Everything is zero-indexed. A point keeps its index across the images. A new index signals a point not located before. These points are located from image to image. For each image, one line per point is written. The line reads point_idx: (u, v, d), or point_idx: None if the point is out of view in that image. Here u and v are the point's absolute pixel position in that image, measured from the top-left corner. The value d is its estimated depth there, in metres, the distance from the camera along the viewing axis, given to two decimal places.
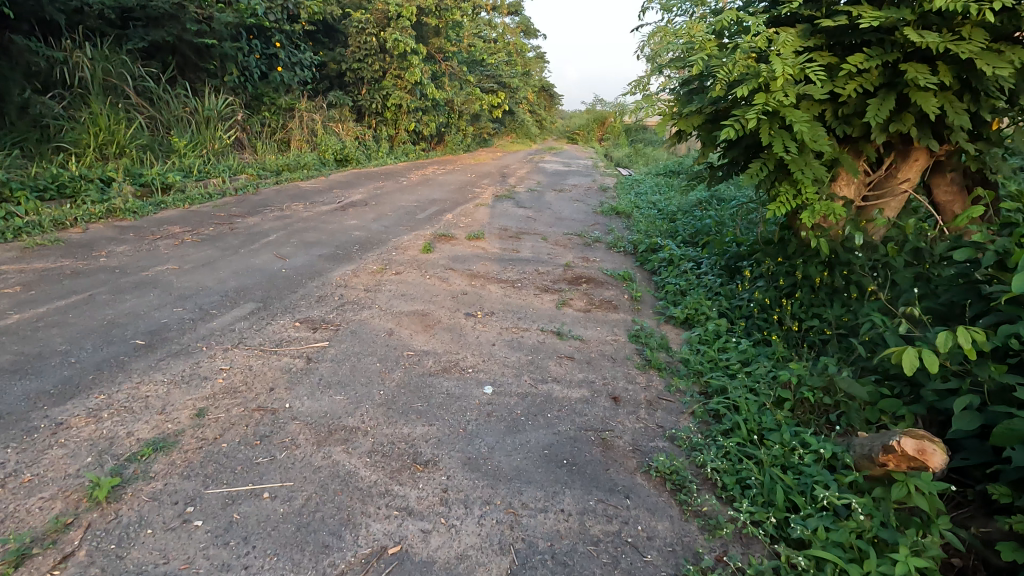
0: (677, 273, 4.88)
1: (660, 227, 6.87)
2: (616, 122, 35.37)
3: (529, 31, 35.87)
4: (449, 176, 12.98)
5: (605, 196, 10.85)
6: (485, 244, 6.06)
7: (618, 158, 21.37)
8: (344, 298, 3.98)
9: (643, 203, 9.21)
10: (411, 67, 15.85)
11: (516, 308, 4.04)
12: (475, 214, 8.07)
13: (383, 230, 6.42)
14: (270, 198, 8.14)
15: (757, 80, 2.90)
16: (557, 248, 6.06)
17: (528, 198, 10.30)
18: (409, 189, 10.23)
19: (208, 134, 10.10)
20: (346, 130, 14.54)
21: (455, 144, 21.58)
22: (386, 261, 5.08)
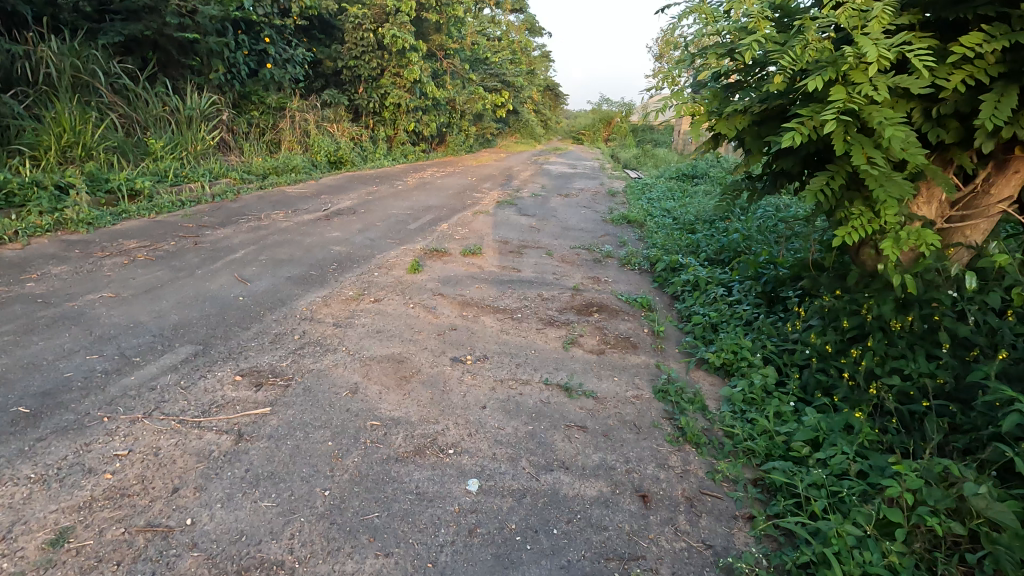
0: (704, 300, 4.17)
1: (679, 241, 6.16)
2: (622, 122, 34.61)
3: (534, 28, 35.13)
4: (448, 179, 12.30)
5: (614, 202, 10.15)
6: (482, 261, 5.36)
7: (626, 159, 20.64)
8: (306, 338, 3.29)
9: (657, 210, 8.48)
10: (410, 64, 15.16)
11: (515, 349, 3.33)
12: (473, 223, 7.37)
13: (367, 244, 5.72)
14: (250, 206, 7.47)
15: (833, 69, 2.18)
16: (563, 266, 5.35)
17: (532, 204, 9.60)
18: (404, 194, 9.54)
19: (189, 135, 9.44)
20: (341, 130, 13.88)
21: (456, 144, 20.92)
22: (365, 284, 4.38)
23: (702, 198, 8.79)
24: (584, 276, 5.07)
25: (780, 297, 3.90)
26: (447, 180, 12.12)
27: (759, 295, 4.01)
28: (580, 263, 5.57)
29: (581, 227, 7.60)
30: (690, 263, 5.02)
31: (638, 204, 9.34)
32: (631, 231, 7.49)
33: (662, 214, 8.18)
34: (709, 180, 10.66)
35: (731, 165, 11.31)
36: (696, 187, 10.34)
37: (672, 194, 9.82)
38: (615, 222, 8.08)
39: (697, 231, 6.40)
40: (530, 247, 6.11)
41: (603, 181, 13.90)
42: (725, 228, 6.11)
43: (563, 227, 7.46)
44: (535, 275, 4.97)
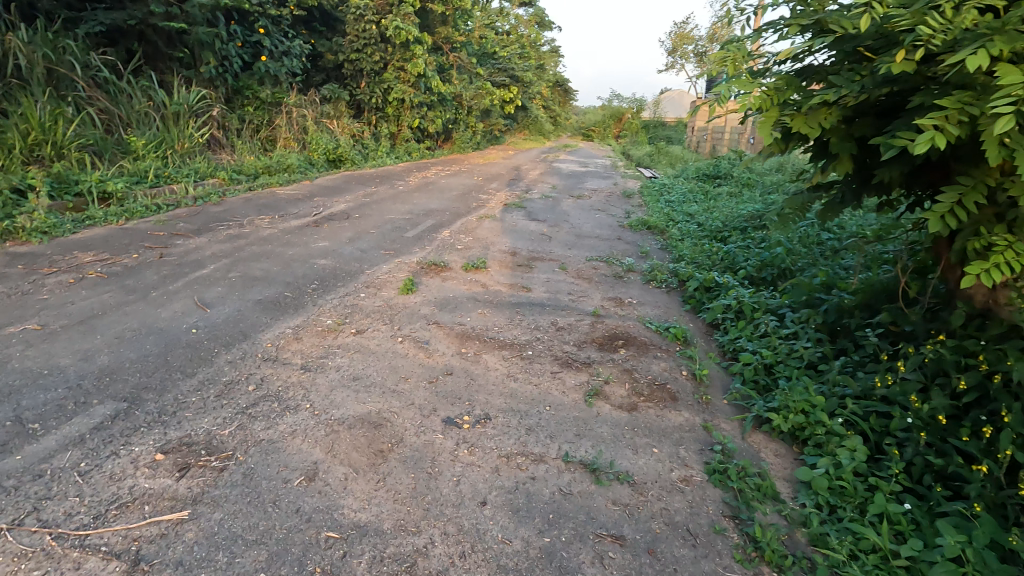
0: (754, 333, 3.47)
1: (709, 253, 5.45)
2: (633, 118, 33.82)
3: (543, 22, 34.33)
4: (452, 179, 11.65)
5: (631, 205, 9.44)
6: (487, 278, 4.69)
7: (638, 157, 19.88)
8: (263, 388, 2.64)
9: (678, 216, 7.77)
10: (414, 58, 14.49)
11: (524, 403, 2.66)
12: (477, 230, 6.70)
13: (357, 257, 5.07)
14: (234, 209, 6.83)
15: (1002, 39, 1.50)
16: (579, 284, 4.67)
17: (542, 206, 8.92)
18: (405, 196, 8.88)
19: (176, 132, 8.83)
20: (341, 127, 13.26)
21: (463, 141, 20.24)
22: (347, 311, 3.72)
23: (728, 202, 8.07)
24: (604, 297, 4.39)
25: (847, 331, 3.22)
26: (451, 180, 11.45)
27: (819, 327, 3.33)
28: (598, 280, 4.88)
29: (596, 234, 6.90)
30: (728, 282, 4.33)
31: (657, 208, 8.63)
32: (652, 240, 6.80)
33: (685, 221, 7.47)
34: (731, 182, 9.92)
35: (754, 165, 10.56)
36: (718, 188, 9.60)
37: (692, 197, 9.11)
38: (633, 229, 7.40)
39: (729, 242, 5.69)
40: (541, 259, 5.42)
41: (617, 181, 13.17)
42: (762, 239, 5.40)
43: (577, 235, 6.76)
44: (548, 296, 4.29)
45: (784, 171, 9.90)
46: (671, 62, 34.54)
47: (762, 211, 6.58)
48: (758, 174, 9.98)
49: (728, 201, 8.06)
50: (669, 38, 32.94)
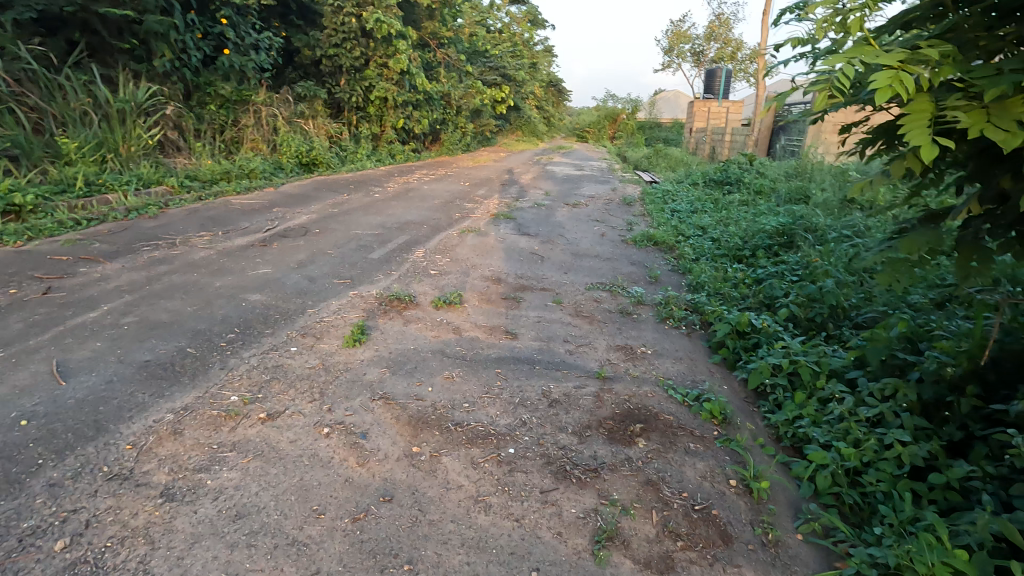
0: (823, 412, 2.56)
1: (735, 282, 4.51)
2: (629, 119, 32.95)
3: (536, 20, 33.41)
4: (436, 185, 10.66)
5: (632, 215, 8.53)
6: (462, 319, 3.72)
7: (636, 160, 18.97)
8: (80, 544, 1.67)
9: (688, 230, 6.84)
10: (398, 54, 13.50)
11: (495, 565, 1.71)
12: (458, 248, 5.74)
13: (302, 289, 4.09)
14: (172, 224, 5.83)
15: None
16: (578, 326, 3.71)
17: (534, 217, 7.99)
18: (380, 205, 7.90)
19: (120, 133, 7.79)
20: (317, 128, 12.25)
21: (451, 143, 19.27)
22: (265, 378, 2.74)
23: (743, 214, 7.15)
24: (610, 346, 3.44)
25: (958, 414, 2.33)
26: (435, 186, 10.47)
27: (914, 405, 2.44)
28: (601, 319, 3.93)
29: (595, 253, 5.95)
30: (770, 326, 3.40)
31: (663, 219, 7.70)
32: (661, 260, 5.86)
33: (697, 237, 6.53)
34: (743, 189, 9.00)
35: (766, 170, 9.65)
36: (729, 196, 8.67)
37: (700, 207, 8.18)
38: (637, 246, 6.45)
39: (757, 267, 4.76)
40: (531, 290, 4.46)
41: (616, 186, 12.27)
42: (798, 264, 4.48)
43: (573, 254, 5.80)
44: (538, 348, 3.33)
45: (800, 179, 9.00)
46: (668, 61, 33.71)
47: (787, 227, 5.66)
48: (772, 180, 9.08)
49: (744, 213, 7.15)
50: (666, 37, 32.08)
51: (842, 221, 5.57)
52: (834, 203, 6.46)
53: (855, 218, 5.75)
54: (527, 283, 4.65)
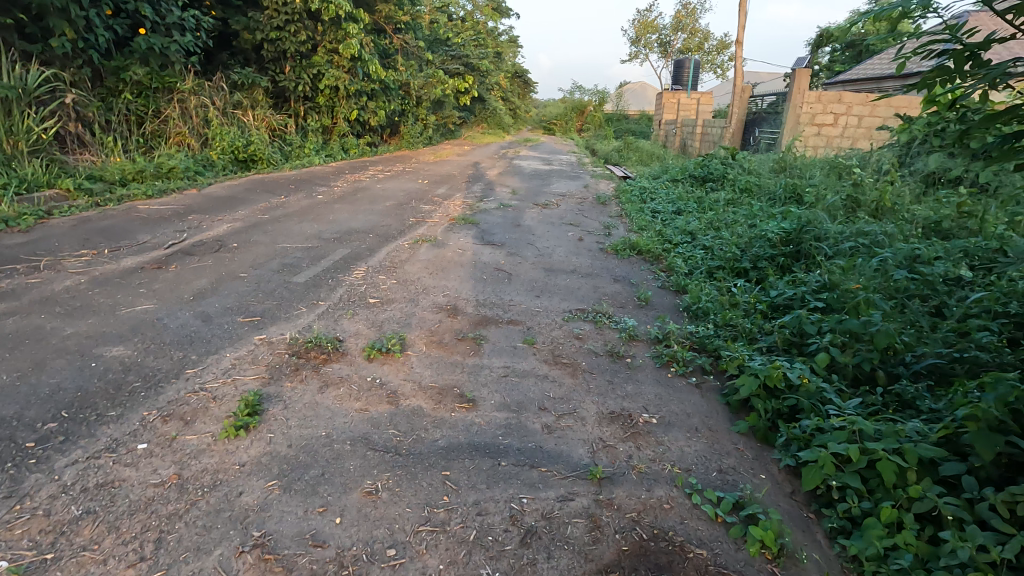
0: (932, 546, 1.72)
1: (745, 308, 3.68)
2: (596, 112, 32.27)
3: (499, 8, 32.31)
4: (390, 183, 9.60)
5: (608, 217, 7.70)
6: (403, 376, 2.78)
7: (605, 153, 18.24)
8: None
9: (674, 236, 6.02)
10: (350, 40, 12.34)
11: None
12: (407, 265, 4.77)
13: (189, 336, 3.06)
14: (46, 239, 4.66)
15: None
16: (557, 383, 2.81)
17: (500, 220, 7.06)
18: (320, 209, 6.82)
19: (3, 125, 6.47)
20: (257, 119, 11.01)
21: (411, 136, 18.14)
22: (74, 515, 1.75)
23: (733, 217, 6.40)
24: (601, 415, 2.56)
25: None
26: (388, 184, 9.41)
27: None
28: (585, 366, 3.03)
29: (571, 266, 5.06)
30: (811, 382, 2.57)
31: (643, 222, 6.88)
32: (646, 275, 5.01)
33: (686, 244, 5.73)
34: (726, 187, 8.28)
35: (749, 166, 8.97)
36: (713, 195, 7.92)
37: (683, 208, 7.43)
38: (618, 256, 5.60)
39: (768, 288, 3.95)
40: (495, 324, 3.54)
41: (587, 182, 11.45)
42: (819, 286, 3.70)
43: (545, 270, 4.90)
44: (504, 425, 2.42)
45: (786, 176, 8.34)
46: (634, 52, 33.15)
47: (792, 236, 4.91)
48: (757, 177, 8.38)
49: (734, 216, 6.39)
50: (632, 26, 31.46)
51: (853, 228, 4.85)
52: (837, 205, 5.76)
53: (865, 224, 5.04)
54: (490, 313, 3.72)
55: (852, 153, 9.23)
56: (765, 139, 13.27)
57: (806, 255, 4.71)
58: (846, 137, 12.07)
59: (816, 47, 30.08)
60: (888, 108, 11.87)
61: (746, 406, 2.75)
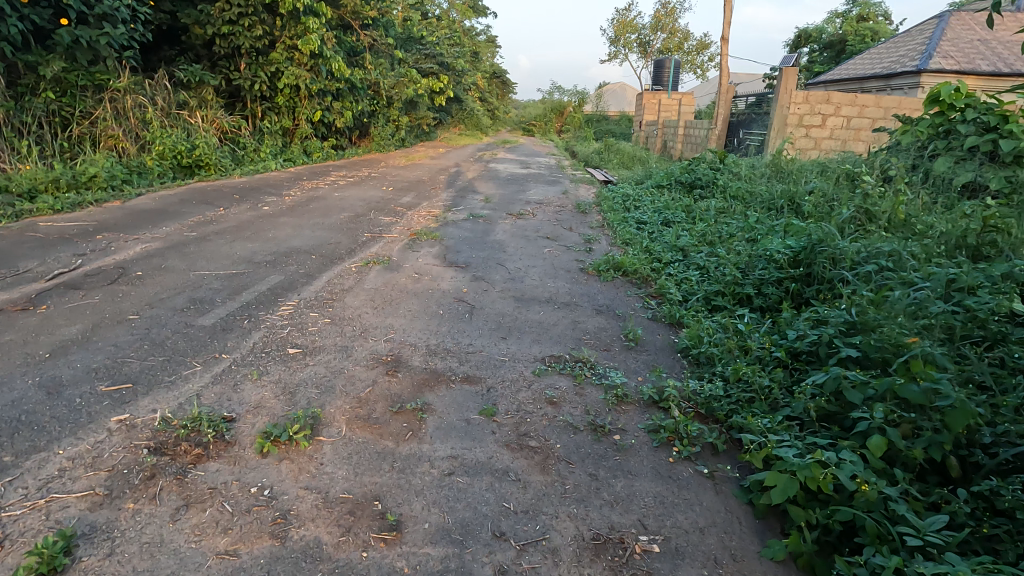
0: None
1: (759, 356, 2.99)
2: (575, 113, 31.69)
3: (475, 7, 31.57)
4: (351, 191, 8.76)
5: (589, 228, 6.99)
6: (304, 481, 1.99)
7: (585, 155, 17.59)
8: None
9: (664, 253, 5.32)
10: (310, 35, 11.47)
11: None
12: (349, 297, 3.98)
13: (18, 419, 2.23)
14: None
15: None
16: (521, 486, 2.06)
17: (468, 234, 6.30)
18: (260, 224, 5.97)
19: None
20: (205, 120, 10.09)
21: (382, 138, 17.29)
22: None
23: (728, 230, 5.74)
24: (581, 543, 1.81)
25: None
26: (349, 192, 8.58)
27: None
28: (560, 451, 2.29)
29: (545, 294, 4.31)
30: (871, 486, 1.86)
31: (628, 236, 6.18)
32: (634, 304, 4.29)
33: (678, 264, 5.03)
34: (717, 195, 7.64)
35: (739, 170, 8.34)
36: (703, 203, 7.27)
37: (672, 219, 6.77)
38: (600, 278, 4.86)
39: (783, 326, 3.27)
40: (446, 384, 2.76)
41: (566, 188, 10.75)
42: (847, 326, 3.03)
43: (515, 299, 4.14)
44: (438, 573, 1.66)
45: (780, 183, 7.72)
46: (613, 52, 32.68)
47: (802, 256, 4.24)
48: (749, 184, 7.75)
49: (729, 230, 5.74)
50: (611, 26, 30.97)
51: (872, 246, 4.20)
52: (844, 218, 5.14)
53: (883, 241, 4.39)
54: (441, 366, 2.95)
55: (847, 157, 8.67)
56: (751, 142, 12.75)
57: (819, 278, 4.04)
58: (835, 139, 11.58)
59: (794, 47, 29.89)
60: (877, 109, 11.42)
61: (777, 510, 2.04)
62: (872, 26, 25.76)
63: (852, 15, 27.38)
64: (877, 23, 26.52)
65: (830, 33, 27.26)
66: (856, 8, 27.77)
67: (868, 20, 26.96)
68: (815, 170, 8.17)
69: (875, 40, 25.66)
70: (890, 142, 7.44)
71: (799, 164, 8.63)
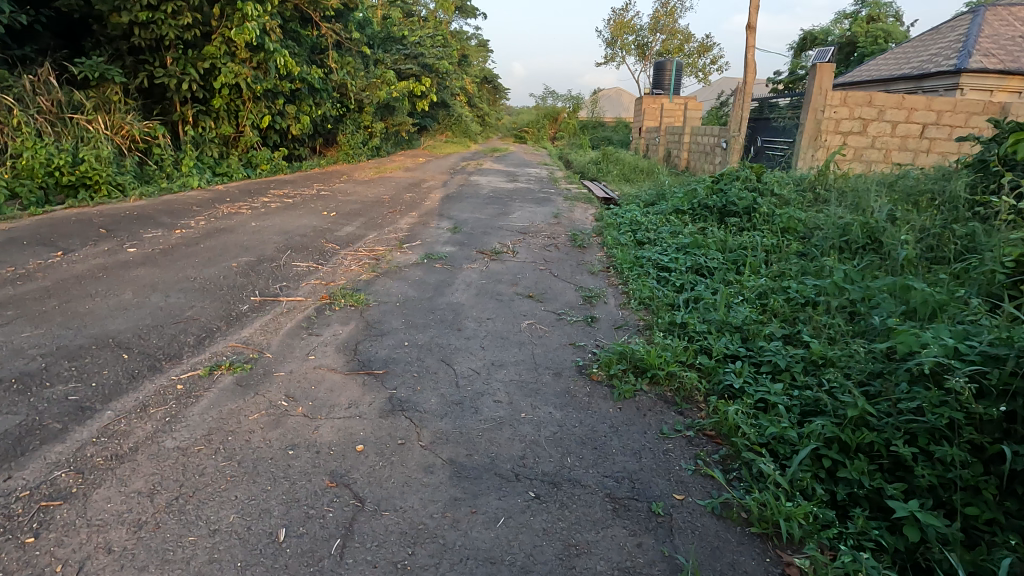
0: None
1: None
2: (570, 118, 29.87)
3: (463, 7, 29.75)
4: (278, 217, 6.74)
5: (586, 278, 5.04)
6: None
7: (581, 166, 15.62)
8: None
9: (712, 337, 3.34)
10: (247, 23, 9.42)
11: None
12: (108, 484, 1.96)
13: None
14: None
15: None
16: None
17: (413, 292, 4.31)
18: (94, 282, 3.95)
19: None
20: (106, 126, 8.07)
21: (351, 147, 15.34)
22: None
23: (803, 294, 3.78)
24: None
25: None
26: (274, 219, 6.56)
27: None
28: None
29: (515, 450, 2.30)
30: None
31: (646, 296, 4.21)
32: (680, 471, 2.30)
33: (740, 363, 3.06)
34: (762, 228, 5.66)
35: (784, 191, 6.35)
36: (743, 241, 5.32)
37: (708, 268, 4.81)
38: (613, 393, 2.87)
39: None
40: None
41: (558, 209, 8.80)
42: None
43: (451, 473, 2.13)
44: None
45: (841, 210, 5.76)
46: (610, 54, 30.91)
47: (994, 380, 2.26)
48: (802, 214, 5.77)
49: (805, 293, 3.77)
50: (607, 27, 29.21)
51: None
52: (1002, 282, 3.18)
53: None
54: None
55: (919, 175, 6.71)
56: (773, 153, 10.89)
57: None
58: (877, 149, 9.66)
59: (800, 50, 28.16)
60: (928, 112, 9.44)
61: None
62: (884, 27, 24.07)
63: (860, 15, 25.68)
64: (888, 23, 24.82)
65: (838, 34, 25.59)
66: (865, 9, 26.06)
67: (878, 21, 25.27)
68: (882, 193, 6.20)
69: (886, 41, 24.00)
70: (990, 156, 5.47)
71: (858, 182, 6.67)
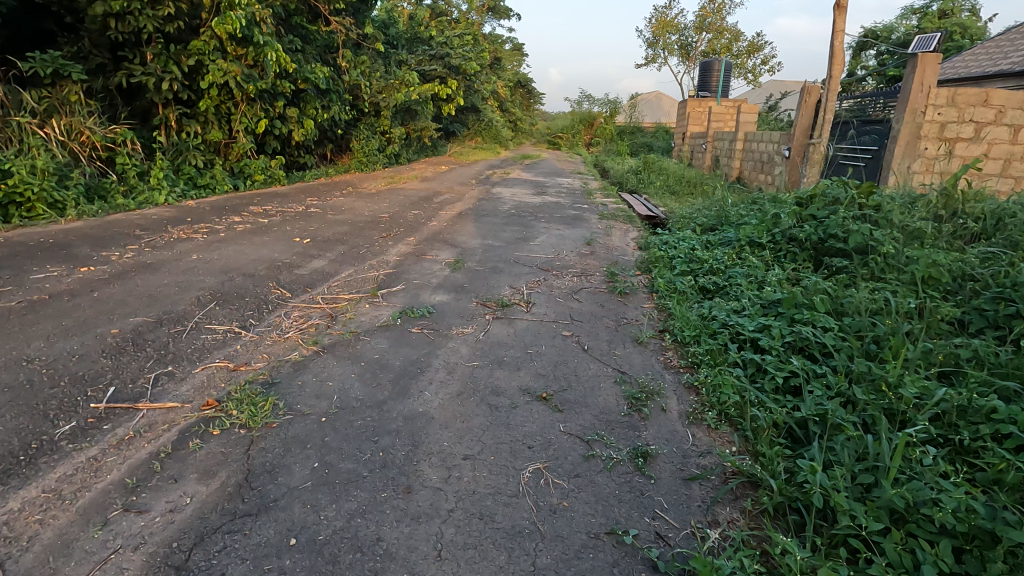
0: None
1: None
2: (606, 123, 28.05)
3: (497, 7, 28.39)
4: (234, 245, 5.33)
5: (627, 355, 3.40)
6: None
7: (619, 176, 13.87)
8: None
9: (896, 553, 1.67)
10: (232, 12, 8.15)
11: None
12: None
13: None
14: None
15: None
16: None
17: (359, 387, 2.76)
18: None
19: None
20: (58, 130, 6.85)
21: (366, 154, 14.05)
22: None
23: None
24: None
25: None
26: (226, 249, 5.15)
27: None
28: None
29: None
30: None
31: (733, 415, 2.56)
32: None
33: None
34: (888, 279, 3.91)
35: (906, 221, 4.56)
36: (866, 298, 3.58)
37: (821, 349, 3.12)
38: None
39: None
40: None
41: (591, 232, 7.15)
42: None
43: None
44: None
45: (1007, 255, 3.93)
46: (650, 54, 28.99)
47: None
48: (944, 257, 3.98)
49: None
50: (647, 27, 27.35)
51: None
52: None
53: None
54: None
55: None
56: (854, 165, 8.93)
57: None
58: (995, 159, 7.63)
59: None
60: None
61: None
62: (958, 21, 21.43)
63: (930, 9, 23.04)
64: (964, 17, 22.14)
65: (904, 31, 23.04)
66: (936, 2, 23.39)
67: (952, 15, 22.61)
68: None
69: (963, 37, 21.38)
70: None
71: (1009, 207, 4.81)
